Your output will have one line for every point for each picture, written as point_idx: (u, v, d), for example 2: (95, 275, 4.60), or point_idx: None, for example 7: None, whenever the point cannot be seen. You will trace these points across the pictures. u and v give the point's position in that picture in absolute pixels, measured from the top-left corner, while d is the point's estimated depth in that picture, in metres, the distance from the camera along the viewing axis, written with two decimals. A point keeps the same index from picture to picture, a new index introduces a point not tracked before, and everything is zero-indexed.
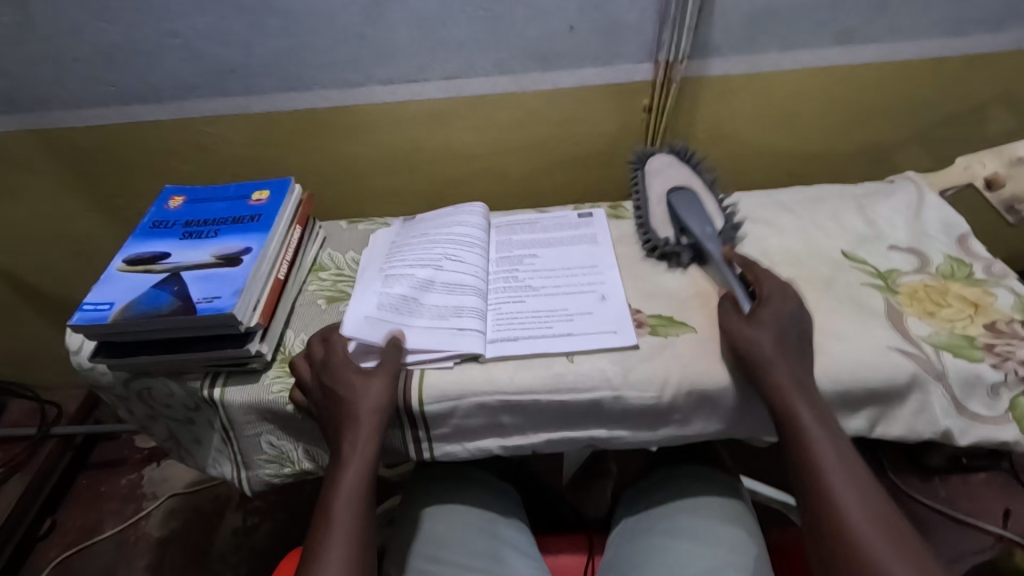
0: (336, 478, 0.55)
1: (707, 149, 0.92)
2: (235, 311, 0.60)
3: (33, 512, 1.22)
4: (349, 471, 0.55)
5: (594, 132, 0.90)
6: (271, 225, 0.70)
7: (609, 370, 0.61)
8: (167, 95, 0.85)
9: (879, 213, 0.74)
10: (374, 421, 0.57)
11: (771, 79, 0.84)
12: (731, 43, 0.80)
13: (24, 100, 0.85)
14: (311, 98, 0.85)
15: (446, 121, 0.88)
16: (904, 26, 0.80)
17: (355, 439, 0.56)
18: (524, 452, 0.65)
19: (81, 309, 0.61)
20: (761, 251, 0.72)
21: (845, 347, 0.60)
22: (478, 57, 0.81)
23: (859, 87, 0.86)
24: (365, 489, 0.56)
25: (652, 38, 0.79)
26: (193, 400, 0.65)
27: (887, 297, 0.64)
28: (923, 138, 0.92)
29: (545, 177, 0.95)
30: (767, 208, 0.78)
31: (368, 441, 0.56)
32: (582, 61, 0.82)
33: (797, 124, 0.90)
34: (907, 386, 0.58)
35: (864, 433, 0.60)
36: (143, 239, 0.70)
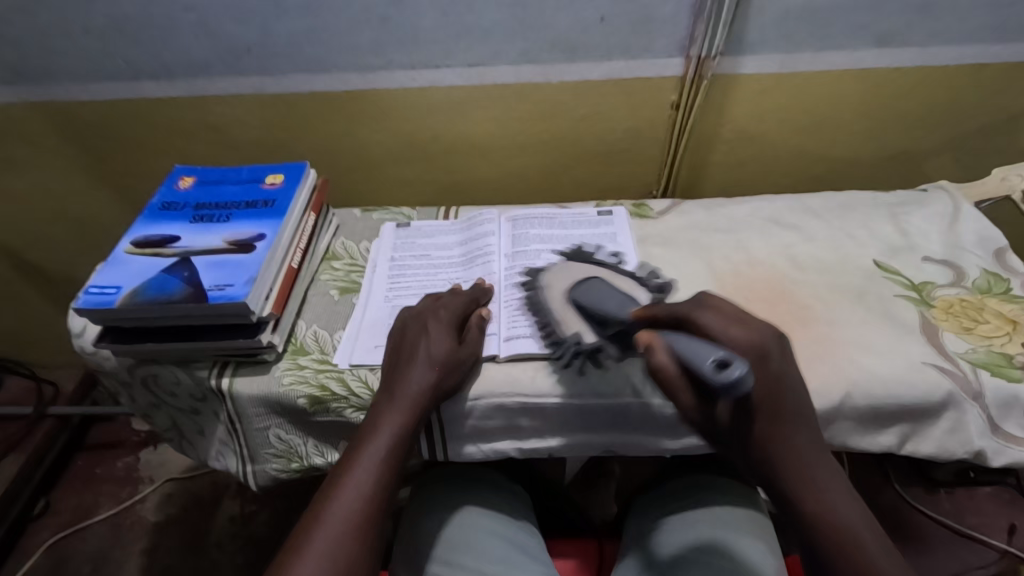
0: (360, 449, 0.52)
1: (732, 149, 0.90)
2: (248, 301, 0.58)
3: (26, 492, 1.20)
4: (382, 441, 0.52)
5: (618, 127, 0.87)
6: (285, 211, 0.68)
7: (633, 376, 0.59)
8: (179, 71, 0.82)
9: (912, 222, 0.72)
10: (418, 402, 0.54)
11: (804, 80, 0.82)
12: (766, 41, 0.78)
13: (30, 71, 0.82)
14: (329, 81, 0.82)
15: (466, 110, 0.85)
16: (945, 31, 0.77)
17: (399, 411, 0.54)
18: (540, 455, 0.63)
19: (88, 292, 0.58)
20: (789, 258, 0.70)
21: (878, 361, 0.58)
22: (504, 45, 0.78)
23: (894, 92, 0.83)
24: (387, 466, 0.51)
25: (685, 32, 0.77)
26: (199, 389, 0.63)
27: (921, 310, 0.62)
28: (955, 147, 0.90)
29: (564, 172, 0.92)
30: (795, 213, 0.76)
31: (408, 417, 0.53)
32: (610, 53, 0.79)
33: (826, 127, 0.87)
34: (942, 404, 0.56)
35: (894, 450, 0.58)
36: (152, 221, 0.68)
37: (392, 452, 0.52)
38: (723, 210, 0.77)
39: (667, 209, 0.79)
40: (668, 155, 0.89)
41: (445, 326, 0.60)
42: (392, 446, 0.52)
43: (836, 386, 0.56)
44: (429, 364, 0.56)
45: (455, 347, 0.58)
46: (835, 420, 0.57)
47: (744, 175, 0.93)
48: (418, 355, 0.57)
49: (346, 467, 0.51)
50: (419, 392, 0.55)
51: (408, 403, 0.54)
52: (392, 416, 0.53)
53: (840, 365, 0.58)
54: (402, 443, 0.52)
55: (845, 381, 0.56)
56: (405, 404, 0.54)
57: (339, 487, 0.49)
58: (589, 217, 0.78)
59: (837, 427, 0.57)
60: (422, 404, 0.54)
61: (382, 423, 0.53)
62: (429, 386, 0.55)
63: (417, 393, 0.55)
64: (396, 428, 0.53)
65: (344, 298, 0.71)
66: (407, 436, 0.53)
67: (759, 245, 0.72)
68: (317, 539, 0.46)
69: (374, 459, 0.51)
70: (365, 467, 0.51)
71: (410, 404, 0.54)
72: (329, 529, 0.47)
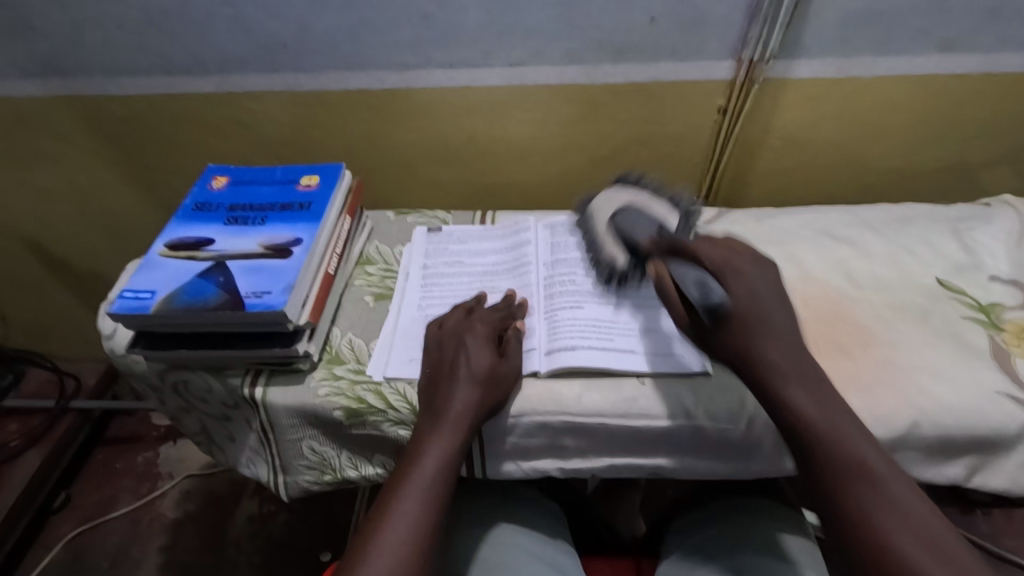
0: (406, 476, 0.50)
1: (778, 156, 0.86)
2: (286, 309, 0.55)
3: (47, 485, 1.19)
4: (429, 464, 0.51)
5: (660, 131, 0.84)
6: (322, 215, 0.66)
7: (684, 398, 0.57)
8: (213, 67, 0.80)
9: (976, 239, 0.69)
10: (461, 423, 0.52)
11: (860, 86, 0.78)
12: (824, 45, 0.74)
13: (63, 64, 0.81)
14: (365, 79, 0.80)
15: (504, 111, 0.82)
16: (1015, 37, 0.73)
17: (443, 432, 0.52)
18: (582, 475, 0.61)
19: (122, 296, 0.57)
20: (846, 274, 0.66)
21: (948, 388, 0.54)
22: (549, 45, 0.75)
23: (954, 100, 0.79)
24: (434, 493, 0.50)
25: (739, 34, 0.73)
26: (231, 397, 0.61)
27: (990, 334, 0.59)
28: (1014, 158, 0.85)
29: (602, 177, 0.89)
30: (849, 226, 0.72)
31: (453, 438, 0.52)
32: (658, 55, 0.76)
33: (880, 135, 0.83)
34: (1017, 436, 0.53)
35: (961, 482, 0.55)
36: (185, 222, 0.66)
37: (440, 474, 0.51)
38: (773, 221, 0.74)
39: (713, 218, 0.76)
40: (711, 161, 0.86)
41: (486, 340, 0.57)
42: (439, 469, 0.51)
43: (902, 414, 0.53)
44: (470, 381, 0.54)
45: (497, 364, 0.56)
46: (900, 450, 0.54)
47: (789, 183, 0.89)
48: (460, 372, 0.55)
49: (394, 492, 0.50)
50: (463, 412, 0.53)
51: (452, 423, 0.52)
52: (437, 438, 0.52)
53: (906, 391, 0.54)
54: (448, 464, 0.51)
55: (912, 409, 0.53)
56: (449, 424, 0.52)
57: (389, 513, 0.48)
58: None
59: (901, 458, 0.54)
60: (468, 425, 0.53)
61: (428, 443, 0.52)
62: (473, 404, 0.53)
63: (461, 413, 0.53)
64: (442, 449, 0.51)
65: (379, 305, 0.69)
66: (452, 458, 0.52)
67: (812, 259, 0.68)
68: (371, 567, 0.45)
69: (422, 483, 0.50)
70: (414, 491, 0.49)
71: (455, 423, 0.52)
72: (385, 557, 0.46)
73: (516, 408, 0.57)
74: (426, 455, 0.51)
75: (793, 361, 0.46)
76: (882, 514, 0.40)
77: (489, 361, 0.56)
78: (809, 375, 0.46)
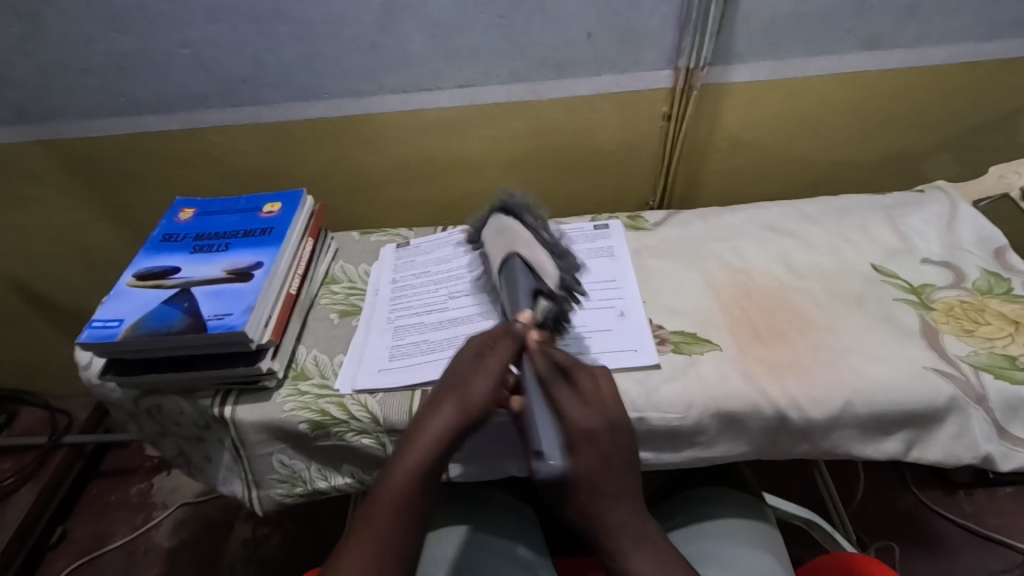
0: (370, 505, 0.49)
1: (726, 157, 0.90)
2: (246, 329, 0.58)
3: (43, 521, 1.21)
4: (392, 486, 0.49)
5: (610, 140, 0.88)
6: (283, 239, 0.69)
7: (632, 394, 0.58)
8: (178, 105, 0.83)
9: (909, 225, 0.72)
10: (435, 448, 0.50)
11: (793, 86, 0.82)
12: (755, 51, 0.78)
13: (34, 111, 0.85)
14: (324, 107, 0.84)
15: (459, 130, 0.86)
16: (934, 30, 0.77)
17: (411, 454, 0.50)
18: (542, 473, 0.63)
19: (91, 326, 0.60)
20: (787, 265, 0.70)
21: (879, 366, 0.57)
22: (494, 65, 0.79)
23: (886, 94, 0.83)
24: (393, 523, 0.48)
25: (672, 45, 0.78)
26: (203, 418, 0.64)
27: (921, 313, 0.62)
28: (952, 146, 0.89)
29: (561, 186, 0.93)
30: (791, 219, 0.76)
31: (432, 457, 0.50)
32: (599, 68, 0.80)
33: (819, 132, 0.87)
34: (946, 409, 0.55)
35: (899, 456, 0.57)
36: (153, 253, 0.69)
37: (404, 496, 0.49)
38: (719, 219, 0.77)
39: (663, 220, 0.79)
40: (662, 166, 0.90)
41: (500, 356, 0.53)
42: (417, 488, 0.49)
43: (836, 394, 0.56)
44: (457, 405, 0.51)
45: (496, 384, 0.52)
46: (837, 428, 0.56)
47: (740, 183, 0.93)
48: (452, 393, 0.52)
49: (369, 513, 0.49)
50: (439, 435, 0.51)
51: (434, 444, 0.50)
52: (405, 460, 0.50)
53: (840, 371, 0.57)
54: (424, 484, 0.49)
55: (846, 389, 0.56)
56: (429, 444, 0.50)
57: (358, 539, 0.47)
58: (585, 232, 0.77)
59: (839, 435, 0.57)
60: (451, 445, 0.51)
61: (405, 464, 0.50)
62: (459, 427, 0.51)
63: (443, 434, 0.51)
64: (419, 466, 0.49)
65: (344, 321, 0.72)
66: (431, 475, 0.50)
67: (755, 253, 0.72)
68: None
69: (386, 507, 0.49)
70: (386, 514, 0.48)
71: (437, 443, 0.50)
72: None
73: None
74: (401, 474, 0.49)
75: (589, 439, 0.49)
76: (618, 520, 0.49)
77: (489, 384, 0.52)
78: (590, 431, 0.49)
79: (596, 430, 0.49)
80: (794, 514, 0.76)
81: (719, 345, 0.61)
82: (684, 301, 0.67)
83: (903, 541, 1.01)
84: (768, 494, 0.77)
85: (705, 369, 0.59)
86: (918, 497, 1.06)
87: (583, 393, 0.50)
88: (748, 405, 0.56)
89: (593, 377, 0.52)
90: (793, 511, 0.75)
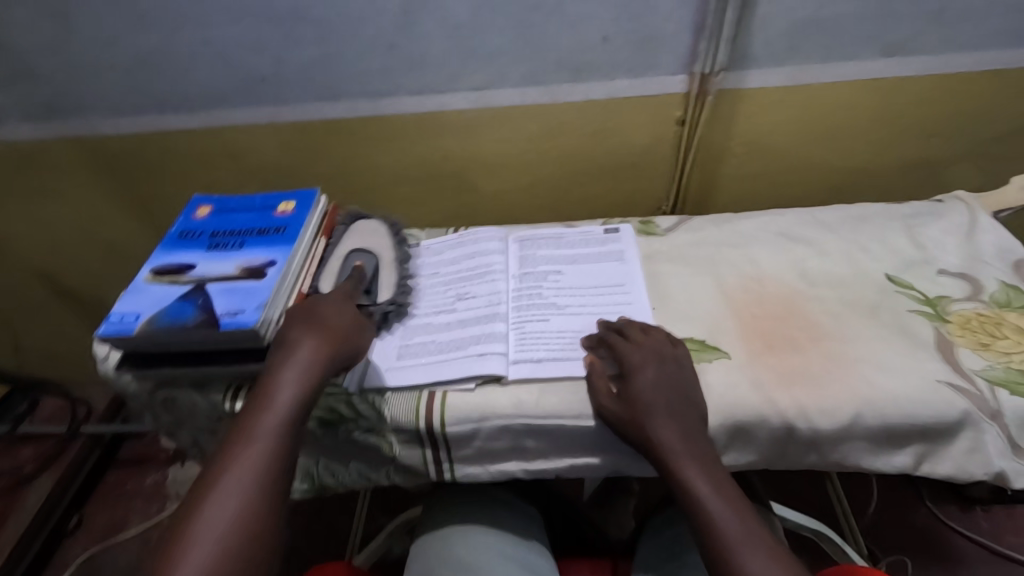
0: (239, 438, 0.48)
1: (741, 162, 0.89)
2: (258, 326, 0.59)
3: (61, 508, 1.23)
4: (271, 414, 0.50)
5: (624, 144, 0.87)
6: (296, 237, 0.70)
7: None
8: (199, 103, 0.85)
9: (927, 235, 0.71)
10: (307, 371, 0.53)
11: (811, 92, 0.81)
12: (772, 56, 0.78)
13: (61, 107, 0.87)
14: (340, 108, 0.85)
15: (473, 131, 0.86)
16: (958, 37, 0.76)
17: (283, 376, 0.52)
18: (547, 476, 0.63)
19: (109, 319, 0.61)
20: (800, 273, 0.69)
21: (892, 379, 0.56)
22: (509, 68, 0.80)
23: (907, 100, 0.82)
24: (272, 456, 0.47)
25: (689, 50, 0.77)
26: (215, 412, 0.65)
27: (936, 325, 0.61)
28: (974, 155, 0.88)
29: (574, 190, 0.93)
30: (805, 227, 0.75)
31: (301, 381, 0.52)
32: (614, 71, 0.80)
33: (837, 138, 0.86)
34: (959, 423, 0.54)
35: (909, 469, 0.57)
36: (171, 249, 0.71)
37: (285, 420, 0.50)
38: (733, 225, 0.77)
39: (675, 225, 0.79)
40: (677, 170, 0.90)
41: (337, 301, 0.61)
42: (294, 405, 0.51)
43: (846, 406, 0.55)
44: (326, 330, 0.57)
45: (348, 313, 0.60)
46: (846, 440, 0.56)
47: (755, 189, 0.92)
48: (306, 323, 0.57)
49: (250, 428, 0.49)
50: (309, 361, 0.53)
51: (302, 366, 0.53)
52: (275, 383, 0.52)
53: (852, 383, 0.56)
54: (301, 402, 0.51)
55: (856, 401, 0.55)
56: (298, 364, 0.53)
57: (234, 451, 0.47)
58: (595, 236, 0.77)
59: (848, 447, 0.56)
60: (320, 370, 0.53)
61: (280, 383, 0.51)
62: (325, 355, 0.55)
63: (311, 359, 0.54)
64: (294, 384, 0.52)
65: None
66: (303, 398, 0.51)
67: (768, 260, 0.71)
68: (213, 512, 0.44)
69: (257, 435, 0.48)
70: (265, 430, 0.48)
71: (310, 368, 0.53)
72: (229, 501, 0.44)
73: (458, 415, 0.59)
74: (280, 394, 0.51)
75: (682, 430, 0.52)
76: (713, 501, 0.48)
77: (340, 314, 0.59)
78: (677, 411, 0.53)
79: (679, 409, 0.53)
80: (802, 524, 0.75)
81: (728, 353, 0.61)
82: (694, 307, 0.67)
83: (916, 557, 0.99)
84: (775, 504, 0.76)
85: (714, 377, 0.59)
86: (933, 512, 1.04)
87: (640, 349, 0.58)
88: (756, 414, 0.56)
89: (631, 347, 0.58)
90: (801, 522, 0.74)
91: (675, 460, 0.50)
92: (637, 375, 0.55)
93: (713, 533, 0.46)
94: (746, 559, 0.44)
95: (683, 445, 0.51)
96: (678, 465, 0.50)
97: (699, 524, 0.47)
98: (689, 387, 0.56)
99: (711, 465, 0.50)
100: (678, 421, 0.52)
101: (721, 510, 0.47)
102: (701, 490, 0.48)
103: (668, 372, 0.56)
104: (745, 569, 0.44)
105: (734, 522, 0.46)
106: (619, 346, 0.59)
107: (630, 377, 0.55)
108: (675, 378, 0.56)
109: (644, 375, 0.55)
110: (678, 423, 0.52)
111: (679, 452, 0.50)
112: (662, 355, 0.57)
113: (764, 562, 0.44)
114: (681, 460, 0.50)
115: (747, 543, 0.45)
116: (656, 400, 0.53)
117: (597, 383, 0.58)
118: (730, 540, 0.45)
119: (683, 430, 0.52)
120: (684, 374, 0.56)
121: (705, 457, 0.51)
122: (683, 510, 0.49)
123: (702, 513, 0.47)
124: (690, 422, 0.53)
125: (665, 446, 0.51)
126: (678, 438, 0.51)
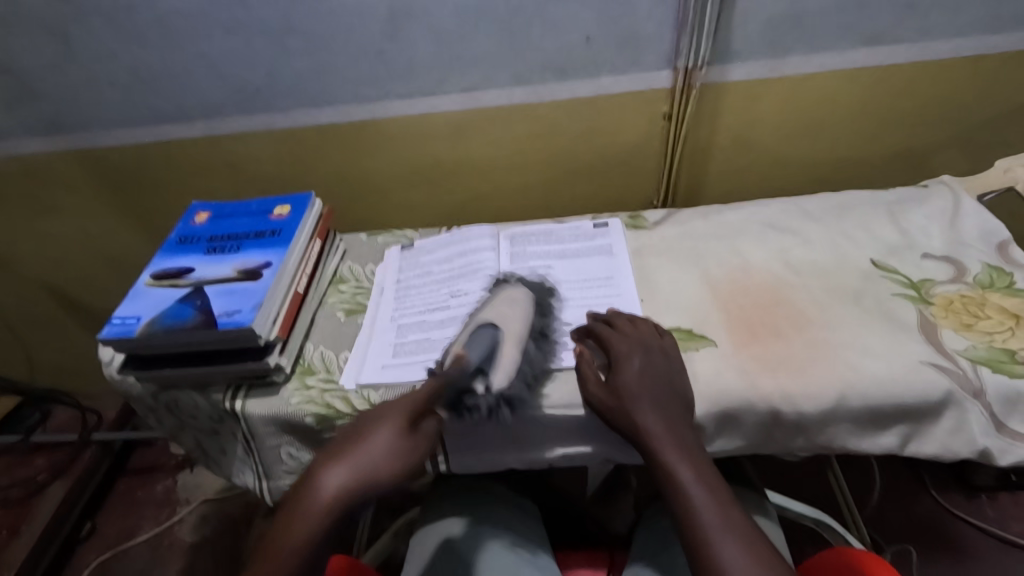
0: (262, 570, 0.44)
1: (729, 155, 0.90)
2: (254, 326, 0.61)
3: (74, 515, 1.26)
4: (295, 542, 0.44)
5: (613, 140, 0.89)
6: (291, 240, 0.72)
7: None
8: (196, 113, 0.87)
9: (912, 221, 0.72)
10: (339, 502, 0.46)
11: (795, 83, 0.82)
12: (753, 49, 0.79)
13: (64, 122, 0.89)
14: (333, 113, 0.87)
15: (464, 133, 0.88)
16: (937, 24, 0.77)
17: (324, 485, 0.46)
18: (540, 466, 0.64)
19: (110, 323, 0.63)
20: (785, 261, 0.70)
21: (875, 361, 0.57)
22: (496, 69, 0.81)
23: (890, 89, 0.83)
24: None
25: (671, 46, 0.78)
26: (217, 411, 0.66)
27: (919, 308, 0.62)
28: (961, 140, 0.88)
29: (565, 188, 0.95)
30: (791, 216, 0.76)
31: (321, 517, 0.45)
32: (599, 69, 0.81)
33: (823, 130, 0.87)
34: (943, 403, 0.55)
35: (896, 450, 0.57)
36: (170, 255, 0.73)
37: (310, 549, 0.44)
38: (719, 217, 0.78)
39: (662, 219, 0.80)
40: (665, 165, 0.91)
41: (393, 428, 0.50)
42: (300, 563, 0.44)
43: (830, 389, 0.56)
44: (394, 436, 0.49)
45: (398, 441, 0.49)
46: (831, 423, 0.57)
47: (744, 182, 0.93)
48: (386, 426, 0.50)
49: None
50: (338, 491, 0.46)
51: (321, 516, 0.45)
52: (327, 477, 0.47)
53: (835, 366, 0.57)
54: (320, 542, 0.44)
55: (840, 384, 0.56)
56: (323, 503, 0.45)
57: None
58: (585, 231, 0.79)
59: (834, 431, 0.57)
60: (345, 507, 0.46)
61: (294, 532, 0.44)
62: (391, 461, 0.48)
63: (328, 504, 0.45)
64: (334, 487, 0.46)
65: (350, 319, 0.74)
66: (328, 538, 0.45)
67: (754, 250, 0.72)
68: None
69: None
70: None
71: (365, 470, 0.47)
72: None
73: None
74: (287, 549, 0.44)
75: (664, 417, 0.53)
76: (693, 487, 0.49)
77: (389, 441, 0.49)
78: (659, 400, 0.54)
79: (663, 397, 0.54)
80: (803, 513, 0.75)
81: (714, 341, 0.62)
82: (681, 297, 0.68)
83: (921, 544, 0.99)
84: (772, 492, 0.77)
85: (699, 364, 0.60)
86: (937, 500, 1.04)
87: (628, 338, 0.59)
88: (741, 400, 0.57)
89: (617, 338, 0.59)
90: (800, 510, 0.75)
91: (657, 447, 0.51)
92: (624, 366, 0.56)
93: (690, 518, 0.47)
94: (724, 545, 0.45)
95: (667, 431, 0.52)
96: (660, 451, 0.51)
97: (679, 510, 0.48)
98: (675, 375, 0.57)
99: (691, 451, 0.51)
100: (661, 411, 0.53)
101: (701, 499, 0.48)
102: (682, 478, 0.49)
103: (657, 362, 0.57)
104: (719, 556, 0.45)
105: (712, 508, 0.47)
106: (609, 339, 0.60)
107: (617, 367, 0.56)
108: (661, 368, 0.56)
109: (631, 365, 0.56)
110: (663, 411, 0.53)
111: (661, 438, 0.51)
112: (648, 346, 0.58)
113: (738, 551, 0.45)
114: (662, 447, 0.51)
115: (724, 529, 0.46)
116: (641, 390, 0.54)
117: (585, 374, 0.59)
118: (708, 527, 0.46)
119: (667, 417, 0.53)
120: (670, 364, 0.57)
121: (684, 444, 0.52)
122: (663, 495, 0.50)
123: (682, 499, 0.48)
124: (674, 411, 0.54)
125: (649, 435, 0.52)
126: (660, 423, 0.52)
